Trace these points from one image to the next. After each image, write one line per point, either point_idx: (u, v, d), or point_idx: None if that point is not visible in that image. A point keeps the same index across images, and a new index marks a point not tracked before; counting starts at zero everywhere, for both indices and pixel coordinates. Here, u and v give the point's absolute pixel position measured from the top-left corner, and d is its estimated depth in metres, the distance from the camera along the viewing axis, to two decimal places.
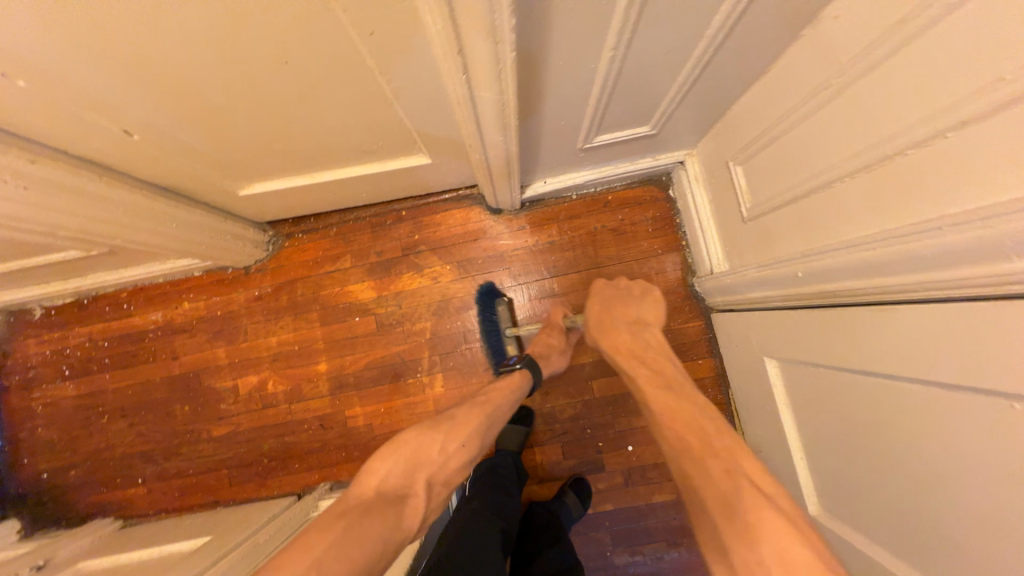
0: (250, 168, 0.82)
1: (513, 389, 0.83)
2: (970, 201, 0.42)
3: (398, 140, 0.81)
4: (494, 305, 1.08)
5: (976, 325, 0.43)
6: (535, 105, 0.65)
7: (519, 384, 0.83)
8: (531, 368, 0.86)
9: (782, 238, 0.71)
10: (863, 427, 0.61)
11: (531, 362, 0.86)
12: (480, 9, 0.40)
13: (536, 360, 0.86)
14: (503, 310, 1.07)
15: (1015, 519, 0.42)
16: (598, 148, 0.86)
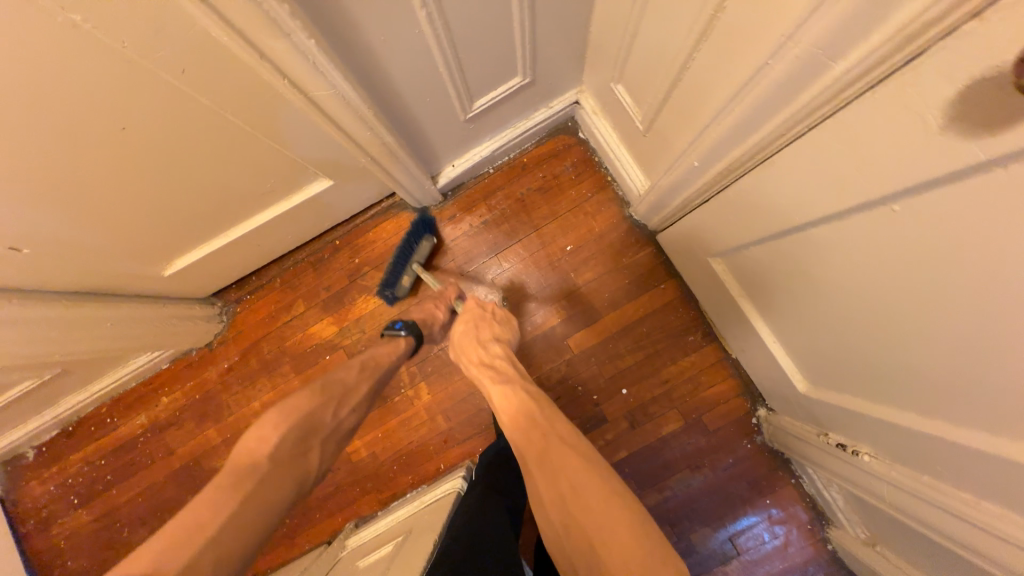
0: (160, 246, 0.82)
1: (397, 351, 0.86)
2: (770, 27, 0.41)
3: (288, 172, 0.81)
4: (419, 236, 1.04)
5: (829, 147, 0.42)
6: (387, 90, 0.64)
7: (398, 350, 0.86)
8: (416, 343, 0.88)
9: (674, 136, 0.70)
10: (803, 287, 0.60)
11: (419, 333, 0.88)
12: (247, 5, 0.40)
13: (424, 334, 0.89)
14: (422, 246, 1.03)
15: (943, 316, 0.41)
16: (484, 115, 0.85)
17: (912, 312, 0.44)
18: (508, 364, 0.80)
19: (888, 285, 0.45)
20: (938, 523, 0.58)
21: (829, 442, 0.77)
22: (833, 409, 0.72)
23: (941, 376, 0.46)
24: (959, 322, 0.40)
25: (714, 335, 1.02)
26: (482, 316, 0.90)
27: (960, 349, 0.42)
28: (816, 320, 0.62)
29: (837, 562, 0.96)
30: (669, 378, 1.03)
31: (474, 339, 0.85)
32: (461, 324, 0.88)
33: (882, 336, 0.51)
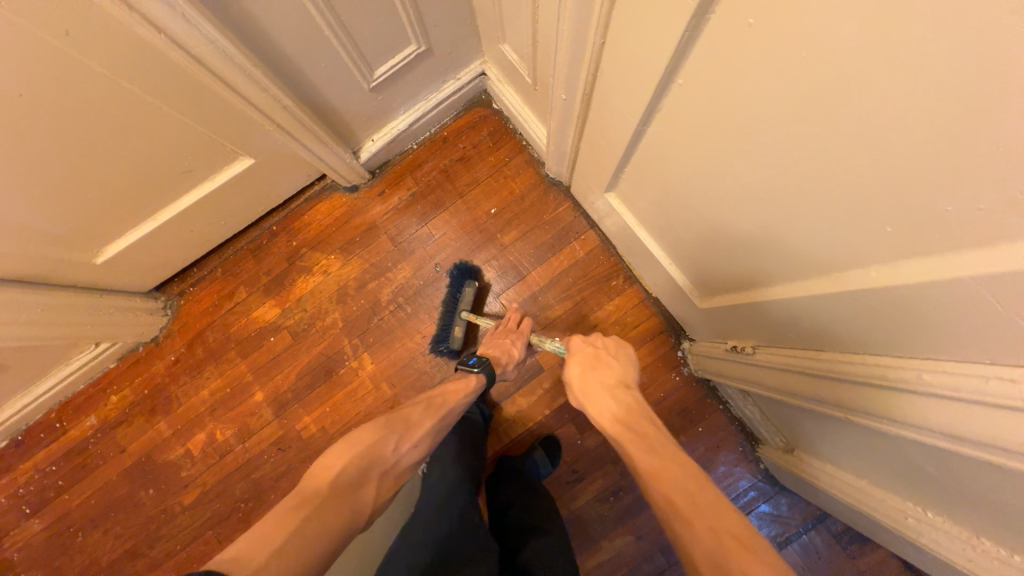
0: (84, 227, 0.86)
1: (470, 388, 0.86)
2: None
3: (208, 150, 0.86)
4: (463, 284, 1.07)
5: (628, 35, 0.51)
6: (275, 52, 0.71)
7: (472, 385, 0.86)
8: (491, 379, 0.88)
9: (548, 78, 0.78)
10: (668, 186, 0.66)
11: (493, 372, 0.89)
12: None
13: (496, 373, 0.89)
14: (467, 292, 1.05)
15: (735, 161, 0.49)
16: (388, 83, 0.92)
17: (736, 167, 0.49)
18: (639, 409, 0.70)
19: (710, 148, 0.51)
20: (809, 389, 0.62)
21: (728, 348, 0.83)
22: (722, 312, 0.78)
23: (769, 228, 0.52)
24: (758, 160, 0.46)
25: (634, 277, 1.08)
26: (593, 356, 0.82)
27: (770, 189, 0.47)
28: (687, 219, 0.68)
29: (770, 479, 1.01)
30: (598, 322, 1.08)
31: (593, 380, 0.78)
32: (576, 366, 0.81)
33: (725, 205, 0.56)
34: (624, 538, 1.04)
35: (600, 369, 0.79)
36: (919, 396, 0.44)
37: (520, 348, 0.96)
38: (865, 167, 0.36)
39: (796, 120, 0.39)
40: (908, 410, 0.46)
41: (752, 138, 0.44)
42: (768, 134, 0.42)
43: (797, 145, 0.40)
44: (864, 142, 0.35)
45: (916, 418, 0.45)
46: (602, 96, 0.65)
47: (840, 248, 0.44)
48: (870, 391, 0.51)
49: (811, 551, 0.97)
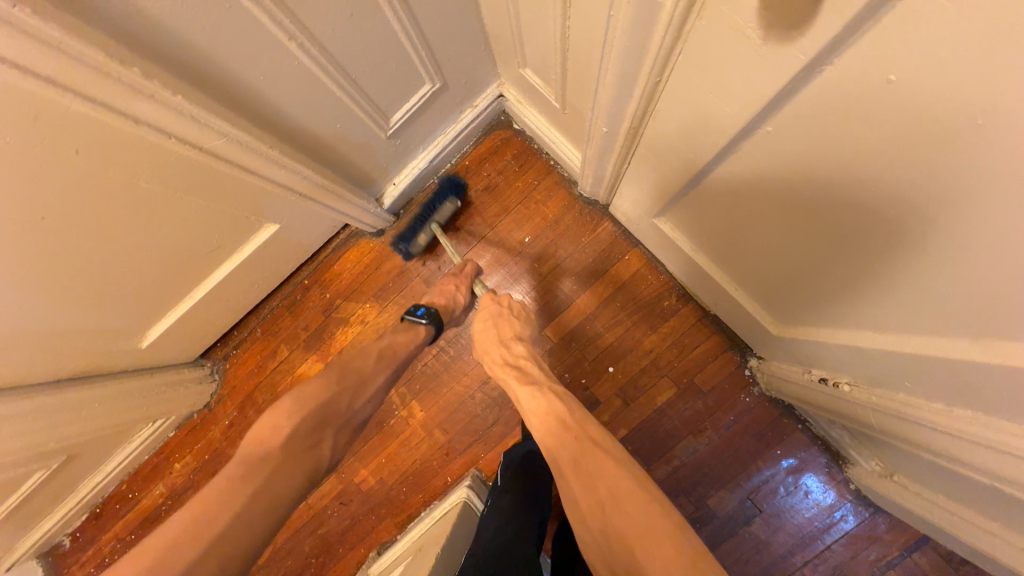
0: (125, 320, 0.85)
1: (416, 338, 0.84)
2: None
3: (234, 226, 0.82)
4: (444, 199, 1.02)
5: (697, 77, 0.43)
6: (288, 124, 0.66)
7: (417, 337, 0.84)
8: (437, 330, 0.86)
9: (582, 104, 0.70)
10: (747, 224, 0.58)
11: (440, 324, 0.86)
12: (95, 75, 0.44)
13: (443, 325, 0.86)
14: (445, 208, 1.02)
15: (848, 211, 0.41)
16: (406, 127, 0.86)
17: (860, 220, 0.41)
18: (535, 364, 0.73)
19: (814, 195, 0.43)
20: (945, 447, 0.52)
21: (813, 378, 0.75)
22: (807, 343, 0.69)
23: (898, 280, 0.43)
24: (894, 215, 0.37)
25: (688, 295, 1.00)
26: (500, 311, 0.81)
27: (908, 244, 0.38)
28: (769, 254, 0.60)
29: (863, 500, 0.93)
30: (653, 346, 1.01)
31: (495, 338, 0.78)
32: (479, 322, 0.81)
33: (824, 251, 0.49)
34: None
35: (505, 329, 0.79)
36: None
37: (465, 295, 0.92)
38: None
39: (969, 181, 0.30)
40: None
41: (893, 192, 0.36)
42: (918, 190, 0.34)
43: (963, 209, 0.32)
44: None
45: None
46: (659, 131, 0.56)
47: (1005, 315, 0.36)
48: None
49: None
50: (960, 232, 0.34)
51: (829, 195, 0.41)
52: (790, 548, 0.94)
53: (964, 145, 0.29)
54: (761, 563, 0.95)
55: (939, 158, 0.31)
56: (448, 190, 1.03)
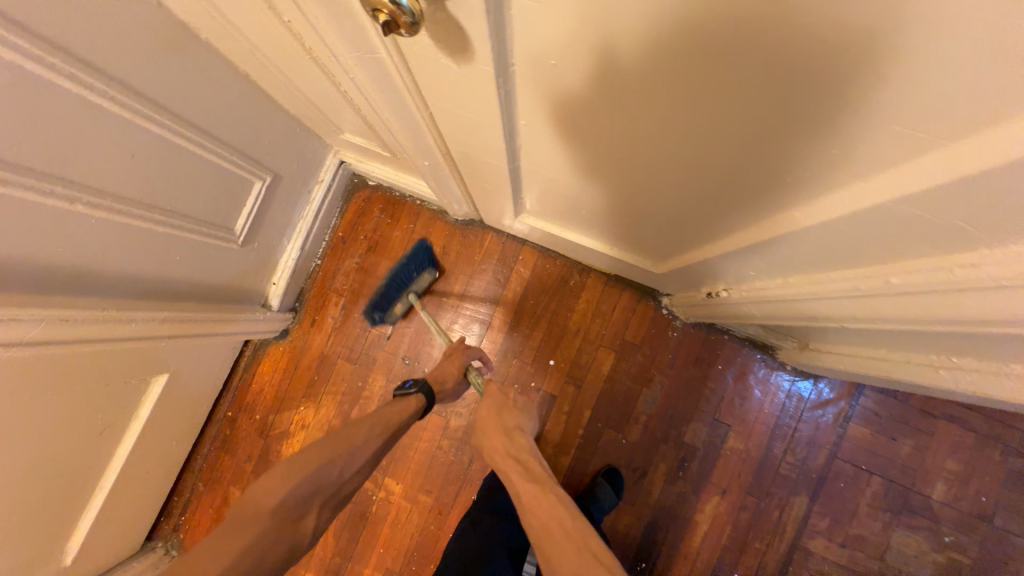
0: (37, 548, 0.75)
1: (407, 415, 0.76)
2: (332, 46, 0.46)
3: (116, 398, 0.76)
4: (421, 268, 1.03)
5: (450, 105, 0.48)
6: (116, 277, 0.63)
7: (410, 408, 0.77)
8: (429, 402, 0.79)
9: (402, 148, 0.74)
10: (579, 187, 0.62)
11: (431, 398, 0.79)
12: None
13: (435, 403, 0.80)
14: (423, 280, 1.02)
15: (623, 159, 0.47)
16: (256, 227, 0.85)
17: (644, 158, 0.45)
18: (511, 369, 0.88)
19: (597, 151, 0.48)
20: (800, 312, 0.58)
21: (704, 295, 0.82)
22: (681, 270, 0.76)
23: (692, 195, 0.48)
24: (662, 148, 0.41)
25: (586, 267, 1.06)
26: (504, 400, 0.80)
27: (676, 165, 0.43)
28: (611, 206, 0.65)
29: (803, 374, 1.02)
30: (578, 325, 1.05)
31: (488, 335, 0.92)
32: (484, 406, 0.79)
33: (633, 191, 0.55)
34: (717, 502, 1.01)
35: (508, 415, 0.78)
36: (894, 296, 0.41)
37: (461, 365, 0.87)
38: (765, 132, 0.33)
39: (681, 113, 0.35)
40: (893, 308, 0.43)
41: (647, 134, 0.40)
42: (659, 127, 0.38)
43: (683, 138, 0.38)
44: (754, 116, 0.31)
45: (902, 313, 0.43)
46: (459, 148, 0.61)
47: (763, 194, 0.42)
48: (852, 301, 0.47)
49: (870, 416, 0.99)
50: (707, 150, 0.38)
51: (614, 145, 0.45)
52: (767, 445, 1.01)
53: (667, 85, 0.32)
54: (751, 470, 1.01)
55: (647, 98, 0.35)
56: (428, 260, 1.03)
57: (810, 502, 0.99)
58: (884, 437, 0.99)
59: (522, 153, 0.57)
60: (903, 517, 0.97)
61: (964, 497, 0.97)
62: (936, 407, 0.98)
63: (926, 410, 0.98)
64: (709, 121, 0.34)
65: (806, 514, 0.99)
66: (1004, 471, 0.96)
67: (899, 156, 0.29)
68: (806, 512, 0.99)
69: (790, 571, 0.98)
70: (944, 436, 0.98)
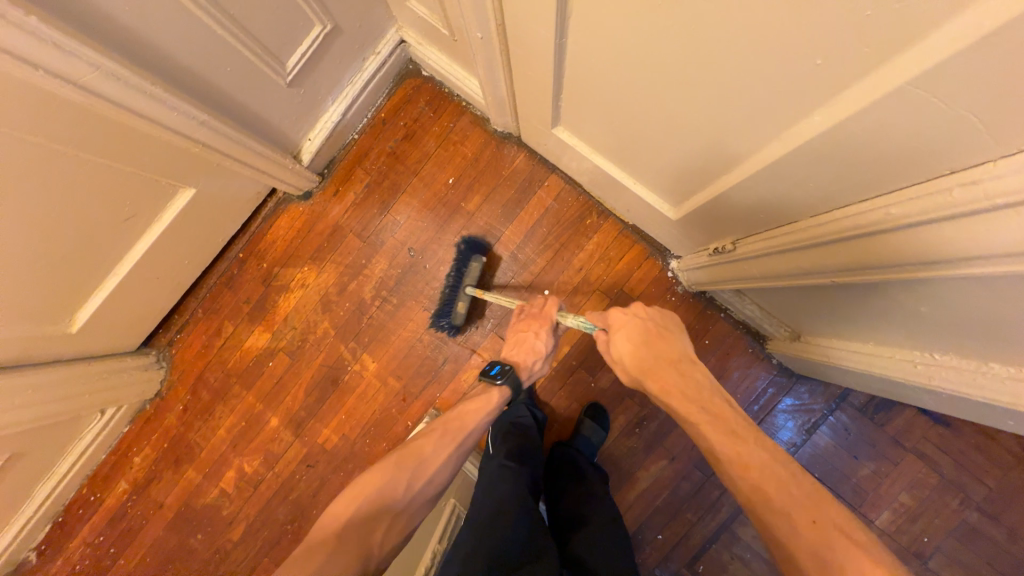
0: (50, 302, 0.83)
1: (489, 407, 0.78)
2: None
3: (144, 190, 0.81)
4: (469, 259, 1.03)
5: None
6: (167, 62, 0.66)
7: (489, 404, 0.78)
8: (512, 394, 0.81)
9: (458, 23, 0.74)
10: (611, 89, 0.61)
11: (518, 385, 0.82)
12: None
13: (522, 384, 0.82)
14: (473, 268, 1.01)
15: (657, 54, 0.48)
16: (306, 73, 0.88)
17: (694, 40, 0.43)
18: (707, 394, 0.60)
19: (638, 35, 0.48)
20: (793, 263, 0.58)
21: (711, 252, 0.81)
22: (696, 217, 0.75)
23: (715, 106, 0.49)
24: (708, 26, 0.40)
25: (607, 210, 1.06)
26: (649, 329, 0.69)
27: (725, 50, 0.41)
28: (638, 123, 0.64)
29: (786, 371, 1.01)
30: (583, 263, 1.06)
31: (655, 359, 0.65)
32: (625, 341, 0.68)
33: (662, 102, 0.55)
34: (660, 465, 1.04)
35: (654, 342, 0.68)
36: (900, 231, 0.41)
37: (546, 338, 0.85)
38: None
39: None
40: (895, 249, 0.43)
41: (682, 13, 0.41)
42: None
43: (717, 18, 0.39)
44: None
45: (898, 258, 0.43)
46: (514, 24, 0.61)
47: (786, 94, 0.41)
48: (857, 245, 0.47)
49: (840, 430, 0.99)
50: (752, 26, 0.37)
51: (666, 22, 0.43)
52: None
53: None
54: None
55: None
56: (471, 251, 1.04)
57: None
58: (847, 453, 0.99)
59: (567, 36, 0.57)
60: None
61: (907, 532, 0.96)
62: (909, 440, 0.97)
63: (898, 440, 0.97)
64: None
65: None
66: (955, 519, 0.95)
67: (936, 16, 0.28)
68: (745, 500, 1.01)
69: (713, 547, 1.00)
70: (908, 469, 0.97)
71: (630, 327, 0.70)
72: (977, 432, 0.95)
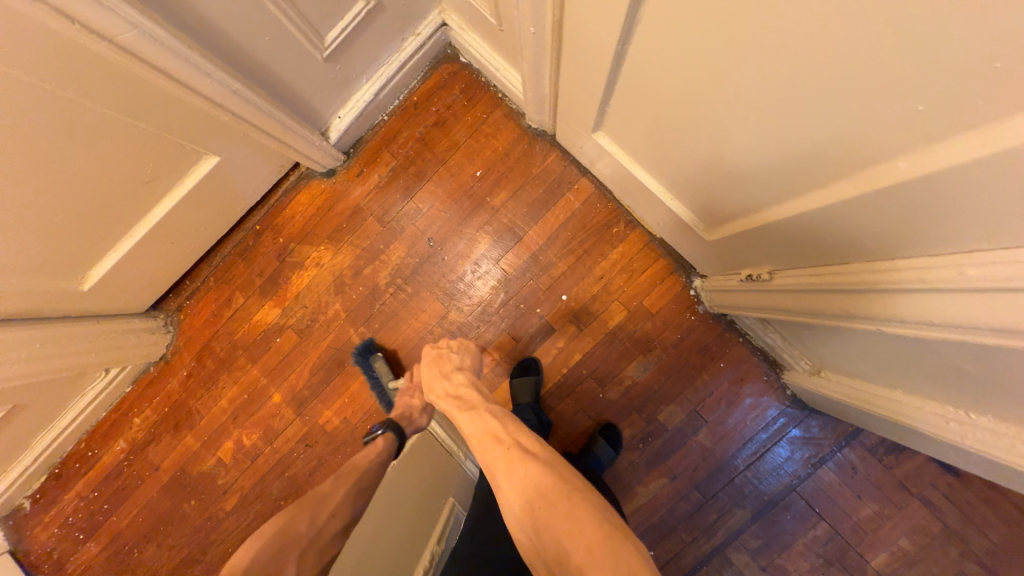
0: (64, 259, 0.82)
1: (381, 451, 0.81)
2: None
3: (167, 154, 0.79)
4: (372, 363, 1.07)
5: None
6: (205, 26, 0.64)
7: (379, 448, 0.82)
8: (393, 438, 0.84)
9: (509, 13, 0.70)
10: (667, 102, 0.58)
11: (395, 428, 0.85)
12: None
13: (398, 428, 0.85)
14: (379, 366, 1.06)
15: (728, 74, 0.45)
16: (343, 49, 0.85)
17: (774, 66, 0.40)
18: (473, 390, 0.74)
19: (712, 51, 0.45)
20: (837, 305, 0.56)
21: (742, 278, 0.79)
22: (733, 241, 0.73)
23: (783, 135, 0.46)
24: (796, 53, 0.37)
25: (635, 220, 1.03)
26: (436, 355, 0.86)
27: (811, 80, 0.38)
28: (690, 140, 0.61)
29: (799, 404, 1.00)
30: (604, 272, 1.04)
31: (435, 374, 0.81)
32: (426, 368, 0.85)
33: (723, 122, 0.53)
34: (659, 482, 1.03)
35: (444, 363, 0.83)
36: (970, 293, 0.39)
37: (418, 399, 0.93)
38: (945, 28, 0.27)
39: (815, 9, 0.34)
40: (958, 311, 0.41)
41: (767, 36, 0.38)
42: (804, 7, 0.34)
43: (808, 46, 0.36)
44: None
45: (958, 319, 0.41)
46: (573, 22, 0.58)
47: (870, 134, 0.38)
48: (917, 299, 0.44)
49: (847, 467, 0.98)
50: (849, 58, 0.34)
51: (748, 43, 0.40)
52: (733, 453, 1.01)
53: None
54: (709, 469, 1.02)
55: None
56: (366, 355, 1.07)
57: (751, 520, 1.00)
58: (851, 491, 0.98)
59: (630, 42, 0.54)
60: (833, 569, 0.97)
61: None
62: (916, 485, 0.96)
63: (905, 484, 0.96)
64: (896, 6, 0.29)
65: (741, 528, 1.00)
66: (953, 568, 0.94)
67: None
68: (742, 526, 1.00)
69: (704, 570, 1.00)
70: (911, 514, 0.96)
71: (511, 451, 0.58)
72: (987, 485, 0.93)
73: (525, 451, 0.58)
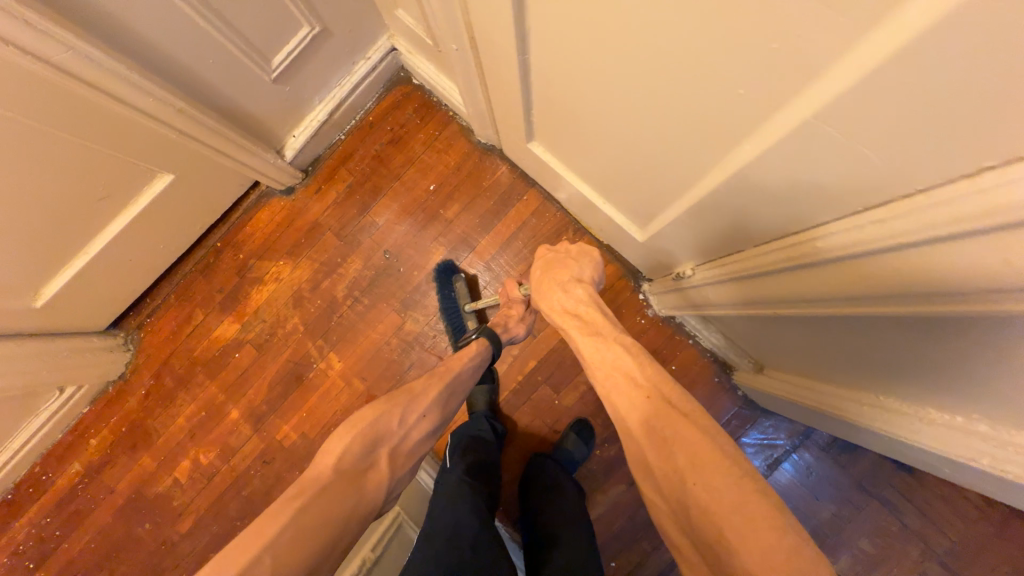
0: (16, 276, 0.83)
1: (478, 355, 0.78)
2: None
3: (118, 173, 0.82)
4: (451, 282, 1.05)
5: None
6: (147, 49, 0.68)
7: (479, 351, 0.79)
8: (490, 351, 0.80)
9: (438, 35, 0.75)
10: (574, 106, 0.61)
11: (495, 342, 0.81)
12: None
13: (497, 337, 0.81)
14: (461, 286, 1.04)
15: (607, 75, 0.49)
16: (292, 72, 0.90)
17: (640, 64, 0.44)
18: (598, 313, 0.63)
19: (589, 56, 0.49)
20: (747, 291, 0.58)
21: (675, 277, 0.81)
22: (659, 239, 0.75)
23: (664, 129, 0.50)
24: (648, 50, 0.41)
25: (583, 229, 1.06)
26: (558, 258, 0.74)
27: (669, 74, 0.42)
28: (600, 143, 0.65)
29: (751, 404, 1.00)
30: None
31: (552, 280, 0.70)
32: (539, 269, 0.74)
33: (618, 123, 0.56)
34: (617, 489, 1.02)
35: (561, 270, 0.71)
36: (833, 265, 0.41)
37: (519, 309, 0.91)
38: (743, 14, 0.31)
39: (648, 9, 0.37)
40: (827, 284, 0.43)
41: (623, 37, 0.42)
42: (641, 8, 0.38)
43: (654, 43, 0.40)
44: None
45: (826, 291, 0.44)
46: (483, 39, 0.63)
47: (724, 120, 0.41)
48: (798, 277, 0.47)
49: (803, 468, 0.97)
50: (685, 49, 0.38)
51: (611, 45, 0.44)
52: None
53: None
54: None
55: None
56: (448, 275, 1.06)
57: None
58: (809, 493, 0.97)
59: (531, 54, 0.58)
60: None
61: None
62: (872, 484, 0.95)
63: (862, 484, 0.95)
64: None
65: None
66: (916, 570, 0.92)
67: None
68: None
69: None
70: (870, 514, 0.94)
71: (651, 394, 0.50)
72: (941, 482, 0.93)
73: (637, 385, 0.52)
